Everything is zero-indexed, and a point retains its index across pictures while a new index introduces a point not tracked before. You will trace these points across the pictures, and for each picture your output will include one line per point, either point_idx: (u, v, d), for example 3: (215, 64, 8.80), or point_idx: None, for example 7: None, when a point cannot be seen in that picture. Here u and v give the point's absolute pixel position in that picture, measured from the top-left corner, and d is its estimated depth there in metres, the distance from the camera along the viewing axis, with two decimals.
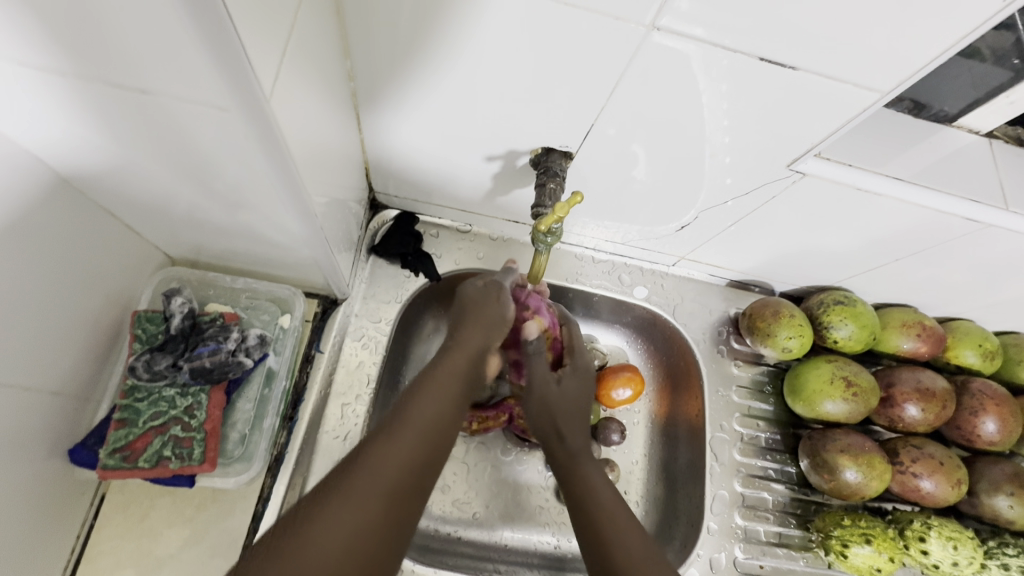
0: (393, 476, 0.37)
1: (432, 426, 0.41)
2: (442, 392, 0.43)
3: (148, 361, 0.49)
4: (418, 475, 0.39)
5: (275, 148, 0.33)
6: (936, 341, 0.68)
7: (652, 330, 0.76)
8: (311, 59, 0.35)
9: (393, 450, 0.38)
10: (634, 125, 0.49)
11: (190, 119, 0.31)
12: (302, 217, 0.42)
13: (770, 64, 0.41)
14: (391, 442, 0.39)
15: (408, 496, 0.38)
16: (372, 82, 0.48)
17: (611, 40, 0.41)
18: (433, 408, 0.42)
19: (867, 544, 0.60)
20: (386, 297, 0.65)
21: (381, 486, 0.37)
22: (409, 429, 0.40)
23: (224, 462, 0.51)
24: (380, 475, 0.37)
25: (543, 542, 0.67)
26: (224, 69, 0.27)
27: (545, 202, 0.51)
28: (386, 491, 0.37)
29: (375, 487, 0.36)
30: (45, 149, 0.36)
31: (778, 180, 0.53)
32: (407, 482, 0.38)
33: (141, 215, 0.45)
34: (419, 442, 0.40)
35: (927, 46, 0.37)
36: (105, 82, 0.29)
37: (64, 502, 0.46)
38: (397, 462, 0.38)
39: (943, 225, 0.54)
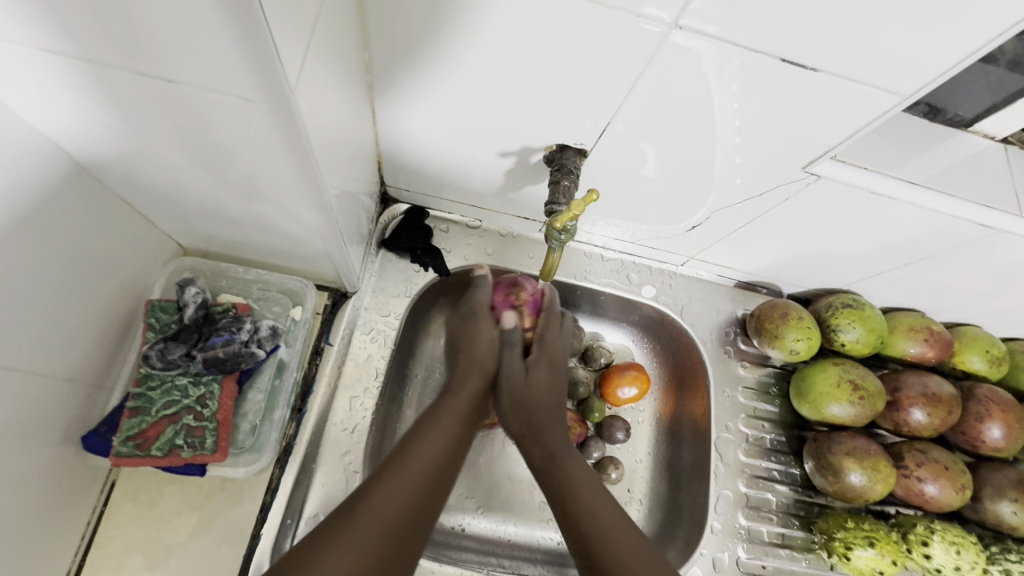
0: (388, 516, 0.43)
1: (434, 464, 0.47)
2: (446, 423, 0.51)
3: (162, 350, 0.49)
4: (419, 512, 0.44)
5: (296, 140, 0.33)
6: (943, 347, 0.68)
7: (659, 329, 0.76)
8: (333, 52, 0.35)
9: (388, 493, 0.44)
10: (647, 123, 0.49)
11: (214, 109, 0.31)
12: (319, 210, 0.42)
13: (790, 65, 0.40)
14: (384, 487, 0.44)
15: (415, 528, 0.44)
16: (388, 75, 0.48)
17: (631, 36, 0.40)
18: (432, 444, 0.48)
19: (870, 546, 0.61)
20: (395, 291, 0.65)
21: (377, 529, 0.42)
22: (405, 472, 0.45)
23: (234, 452, 0.51)
24: (377, 517, 0.42)
25: (547, 539, 0.67)
26: (251, 59, 0.27)
27: (560, 199, 0.51)
28: (382, 531, 0.42)
29: (372, 525, 0.42)
30: (62, 134, 0.36)
31: (791, 182, 0.53)
32: (405, 520, 0.43)
33: (157, 204, 0.46)
34: (419, 481, 0.45)
35: (950, 48, 0.37)
36: (127, 69, 0.29)
37: (75, 488, 0.46)
38: (392, 505, 0.43)
39: (954, 230, 0.54)
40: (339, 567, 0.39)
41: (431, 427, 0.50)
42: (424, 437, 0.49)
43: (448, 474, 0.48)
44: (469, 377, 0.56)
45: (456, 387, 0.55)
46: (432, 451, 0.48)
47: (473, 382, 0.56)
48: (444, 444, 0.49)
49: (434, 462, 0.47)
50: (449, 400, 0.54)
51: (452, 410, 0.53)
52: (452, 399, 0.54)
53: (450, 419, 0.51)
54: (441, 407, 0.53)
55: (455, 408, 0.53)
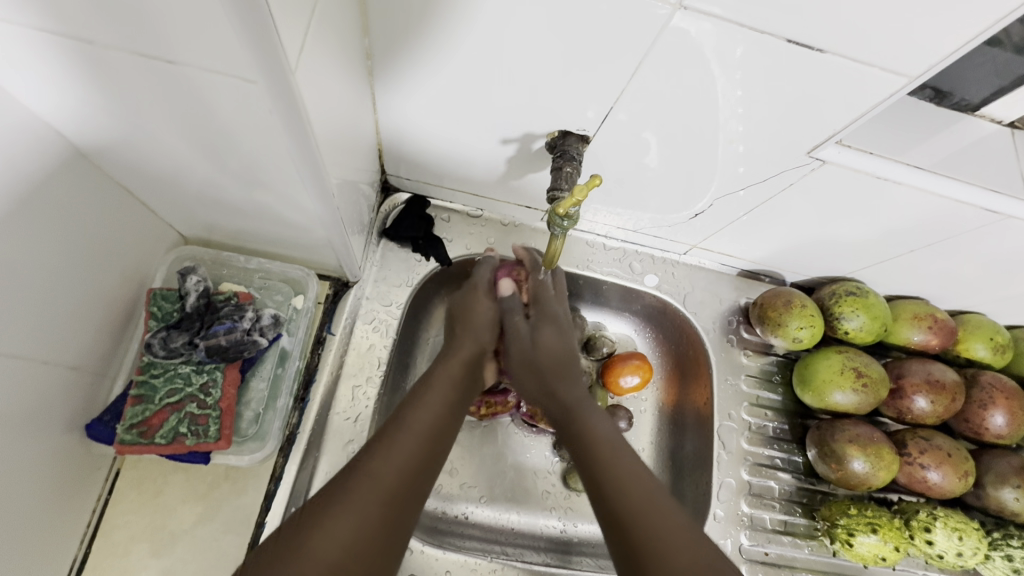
0: (387, 479, 0.41)
1: (430, 429, 0.46)
2: (440, 389, 0.49)
3: (164, 339, 0.49)
4: (417, 479, 0.43)
5: (296, 124, 0.32)
6: (947, 334, 0.68)
7: (662, 318, 0.76)
8: (333, 34, 0.35)
9: (389, 455, 0.42)
10: (650, 109, 0.49)
11: (215, 93, 0.31)
12: (320, 197, 0.42)
13: (796, 47, 0.40)
14: (383, 449, 0.43)
15: (417, 490, 0.43)
16: (388, 60, 0.48)
17: (634, 18, 0.40)
18: (430, 408, 0.47)
19: (873, 533, 0.61)
20: (397, 281, 0.64)
21: (376, 494, 0.40)
22: (401, 437, 0.44)
23: (238, 440, 0.51)
24: (371, 478, 0.41)
25: (549, 527, 0.68)
26: (249, 39, 0.26)
27: (562, 185, 0.51)
28: (381, 496, 0.40)
29: (367, 493, 0.40)
30: (61, 119, 0.36)
31: (796, 168, 0.53)
32: (406, 485, 0.42)
33: (156, 191, 0.45)
34: (417, 446, 0.44)
35: (959, 28, 0.36)
36: (125, 50, 0.29)
37: (80, 476, 0.46)
38: (389, 469, 0.42)
39: (960, 216, 0.54)
40: (338, 529, 0.38)
41: (427, 393, 0.49)
42: (421, 402, 0.47)
43: (444, 440, 0.47)
44: (464, 345, 0.54)
45: (452, 353, 0.54)
46: (431, 414, 0.47)
47: (467, 350, 0.54)
48: (442, 410, 0.48)
49: (429, 428, 0.46)
50: (444, 365, 0.52)
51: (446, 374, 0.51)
52: (446, 365, 0.52)
53: (446, 385, 0.50)
54: (434, 374, 0.51)
55: (451, 373, 0.51)
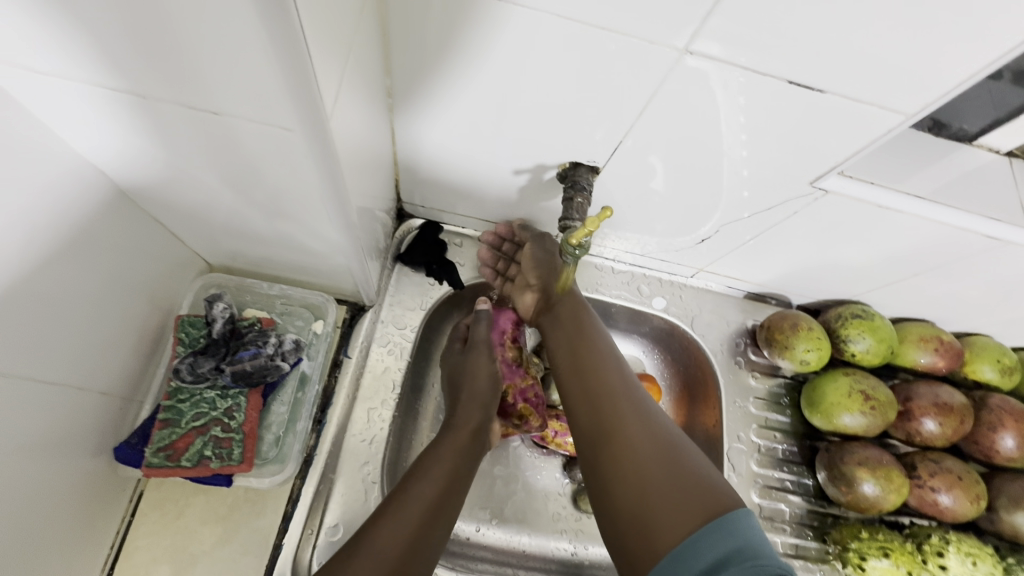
0: (391, 552, 0.44)
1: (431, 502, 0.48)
2: (443, 463, 0.52)
3: (191, 364, 0.50)
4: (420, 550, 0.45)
5: (328, 165, 0.34)
6: (954, 356, 0.68)
7: (670, 340, 0.77)
8: (361, 80, 0.37)
9: (388, 533, 0.44)
10: (660, 141, 0.51)
11: (255, 139, 0.33)
12: (343, 228, 0.44)
13: (797, 87, 0.42)
14: (383, 526, 0.45)
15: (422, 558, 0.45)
16: (407, 96, 0.50)
17: (643, 60, 0.42)
18: (431, 480, 0.50)
19: (885, 557, 0.61)
20: (411, 304, 0.66)
21: (382, 561, 0.43)
22: (404, 508, 0.47)
23: (259, 463, 0.52)
24: (380, 547, 0.43)
25: (560, 549, 0.68)
26: (291, 91, 0.28)
27: (573, 216, 0.53)
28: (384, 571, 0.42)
29: (376, 556, 0.43)
30: (106, 161, 0.38)
31: (800, 197, 0.54)
32: (409, 557, 0.44)
33: (187, 224, 0.48)
34: (418, 521, 0.46)
35: (956, 69, 0.38)
36: (172, 102, 0.31)
37: (106, 498, 0.48)
38: (391, 540, 0.44)
39: (963, 242, 0.55)
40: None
41: (429, 465, 0.52)
42: (422, 475, 0.50)
43: (449, 510, 0.50)
44: (464, 412, 0.58)
45: (457, 421, 0.57)
46: (431, 487, 0.49)
47: (475, 418, 0.58)
48: (442, 483, 0.50)
49: (435, 499, 0.49)
50: (450, 435, 0.56)
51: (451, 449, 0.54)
52: (454, 434, 0.56)
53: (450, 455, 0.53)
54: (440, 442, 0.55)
55: (455, 447, 0.54)
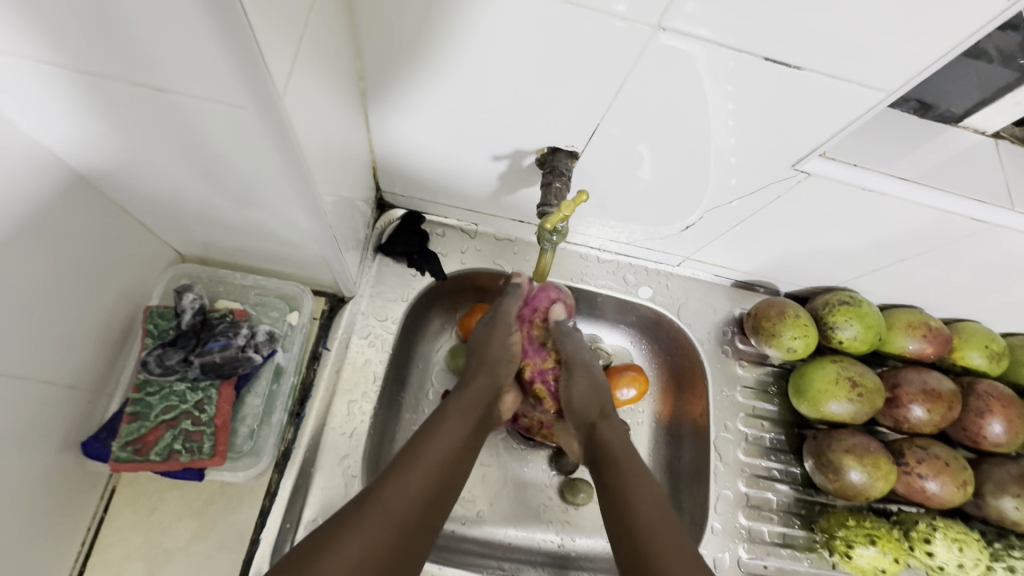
0: (399, 510, 0.41)
1: (444, 460, 0.47)
2: (455, 422, 0.51)
3: (160, 356, 0.50)
4: (431, 506, 0.44)
5: (286, 146, 0.33)
6: (942, 342, 0.68)
7: (657, 330, 0.77)
8: (324, 60, 0.36)
9: (401, 485, 0.43)
10: (640, 123, 0.50)
11: (210, 119, 0.32)
12: (313, 215, 0.43)
13: (774, 65, 0.41)
14: (397, 477, 0.43)
15: (431, 518, 0.43)
16: (380, 81, 0.49)
17: (617, 39, 0.41)
18: (443, 440, 0.49)
19: (871, 544, 0.60)
20: (392, 295, 0.65)
21: (390, 518, 0.40)
22: (418, 466, 0.45)
23: (233, 456, 0.51)
24: (386, 511, 0.41)
25: (547, 541, 0.67)
26: (238, 64, 0.27)
27: (551, 201, 0.52)
28: (393, 522, 0.40)
29: (383, 519, 0.40)
30: (61, 146, 0.37)
31: (782, 180, 0.54)
32: (417, 514, 0.42)
33: (154, 213, 0.46)
34: (430, 478, 0.45)
35: (935, 43, 0.37)
36: (120, 80, 0.30)
37: (76, 493, 0.47)
38: (402, 497, 0.42)
39: (949, 224, 0.54)
40: (349, 548, 0.38)
41: (441, 423, 0.51)
42: (436, 434, 0.49)
43: (459, 470, 0.48)
44: (478, 375, 0.58)
45: (472, 386, 0.56)
46: (443, 449, 0.48)
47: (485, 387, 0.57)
48: (453, 447, 0.49)
49: (448, 453, 0.48)
50: (458, 396, 0.55)
51: (460, 410, 0.53)
52: (460, 397, 0.55)
53: (462, 415, 0.52)
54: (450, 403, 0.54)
55: (463, 408, 0.53)
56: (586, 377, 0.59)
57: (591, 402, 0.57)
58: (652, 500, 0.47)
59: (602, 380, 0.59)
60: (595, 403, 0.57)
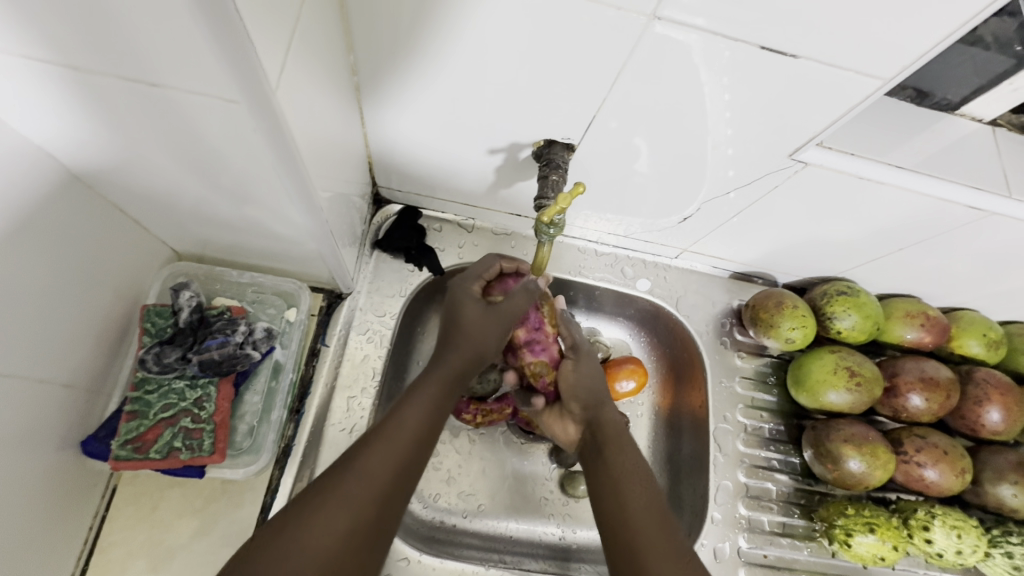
0: (375, 483, 0.40)
1: (424, 429, 0.45)
2: (429, 393, 0.47)
3: (157, 354, 0.50)
4: (406, 484, 0.42)
5: (280, 140, 0.33)
6: (940, 331, 0.68)
7: (656, 322, 0.77)
8: (316, 54, 0.36)
9: (377, 455, 0.41)
10: (635, 115, 0.49)
11: (202, 114, 0.32)
12: (309, 211, 0.43)
13: (770, 53, 0.41)
14: (376, 447, 0.42)
15: (407, 485, 0.42)
16: (374, 75, 0.49)
17: (611, 29, 0.41)
18: (420, 409, 0.46)
19: (871, 533, 0.61)
20: (390, 291, 0.65)
21: (355, 500, 0.39)
22: (394, 435, 0.43)
23: (233, 453, 0.51)
24: (366, 480, 0.40)
25: (548, 534, 0.68)
26: (231, 57, 0.27)
27: (548, 194, 0.51)
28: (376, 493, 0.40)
29: (366, 487, 0.40)
30: (54, 144, 0.37)
31: (779, 171, 0.53)
32: (396, 481, 0.41)
33: (149, 210, 0.46)
34: (404, 450, 0.43)
35: (930, 31, 0.37)
36: (112, 75, 0.30)
37: (76, 492, 0.47)
38: (378, 469, 0.41)
39: (947, 213, 0.54)
40: (332, 519, 0.38)
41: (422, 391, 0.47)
42: (418, 400, 0.46)
43: (431, 443, 0.45)
44: (461, 346, 0.52)
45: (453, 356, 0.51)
46: (419, 418, 0.45)
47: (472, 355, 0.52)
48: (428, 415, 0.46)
49: (425, 423, 0.45)
50: (442, 365, 0.50)
51: (437, 386, 0.48)
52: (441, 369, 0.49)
53: (440, 389, 0.48)
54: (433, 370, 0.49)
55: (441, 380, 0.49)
56: (589, 366, 0.58)
57: (594, 388, 0.56)
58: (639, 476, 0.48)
59: (595, 371, 0.57)
60: (597, 388, 0.56)
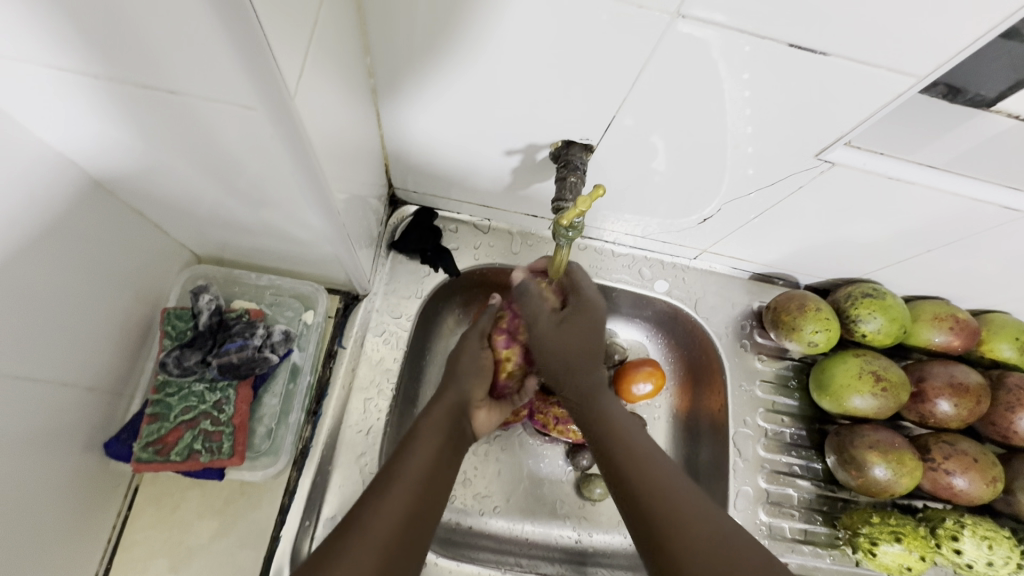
0: (384, 534, 0.41)
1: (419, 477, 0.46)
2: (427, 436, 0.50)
3: (178, 357, 0.50)
4: (413, 525, 0.43)
5: (296, 145, 0.33)
6: (971, 334, 0.65)
7: (673, 324, 0.75)
8: (333, 58, 0.35)
9: (383, 506, 0.42)
10: (655, 115, 0.48)
11: (218, 119, 0.32)
12: (326, 215, 0.43)
13: (798, 50, 0.39)
14: (379, 502, 0.43)
15: (415, 535, 0.43)
16: (390, 77, 0.48)
17: (632, 28, 0.40)
18: (418, 457, 0.47)
19: (897, 542, 0.59)
20: (406, 292, 0.65)
21: (374, 543, 0.40)
22: (399, 485, 0.44)
23: (251, 456, 0.52)
24: (372, 533, 0.41)
25: (564, 537, 0.67)
26: (248, 64, 0.27)
27: (567, 196, 0.51)
28: (378, 544, 0.40)
29: (368, 544, 0.40)
30: (76, 151, 0.37)
31: (805, 170, 0.52)
32: (401, 533, 0.42)
33: (170, 215, 0.46)
34: (409, 498, 0.44)
35: (967, 27, 0.36)
36: (131, 83, 0.30)
37: (99, 494, 0.47)
38: (387, 521, 0.42)
39: (978, 214, 0.52)
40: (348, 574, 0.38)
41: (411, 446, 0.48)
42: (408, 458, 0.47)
43: (434, 491, 0.47)
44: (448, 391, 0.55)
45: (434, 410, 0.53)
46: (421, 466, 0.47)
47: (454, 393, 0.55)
48: (428, 461, 0.48)
49: (422, 471, 0.46)
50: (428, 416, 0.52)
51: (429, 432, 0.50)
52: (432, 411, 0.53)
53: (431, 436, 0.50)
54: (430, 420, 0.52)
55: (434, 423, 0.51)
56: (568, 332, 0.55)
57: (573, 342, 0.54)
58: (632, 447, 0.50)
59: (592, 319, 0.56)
60: (580, 343, 0.54)
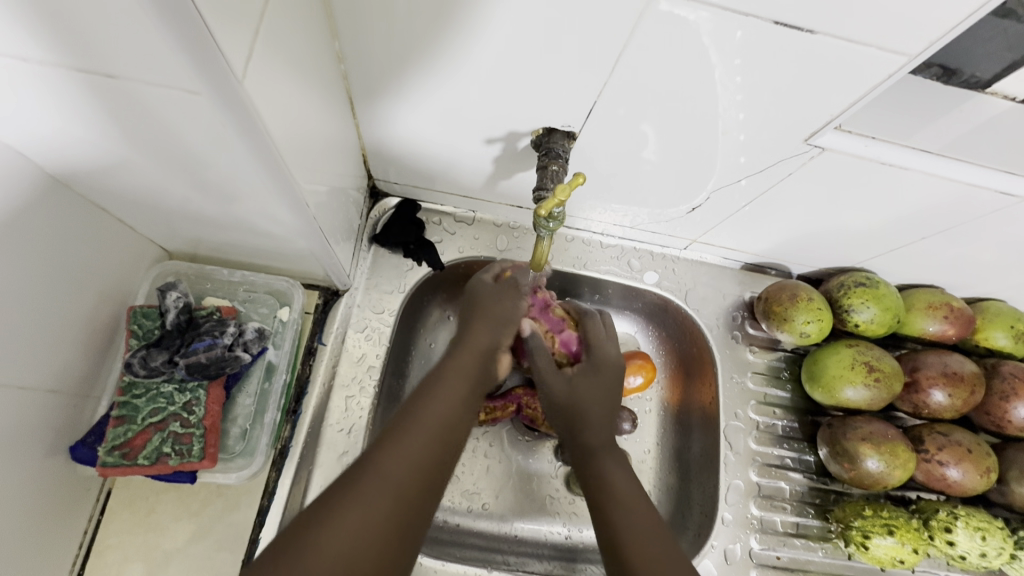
0: (400, 480, 0.39)
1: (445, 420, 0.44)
2: (452, 381, 0.46)
3: (144, 358, 0.48)
4: (429, 481, 0.41)
5: (252, 131, 0.31)
6: (965, 323, 0.64)
7: (664, 315, 0.74)
8: (291, 40, 0.33)
9: (399, 451, 0.40)
10: (640, 101, 0.47)
11: (167, 106, 0.30)
12: (295, 209, 0.41)
13: (785, 29, 0.38)
14: (391, 445, 0.41)
15: (428, 491, 0.41)
16: (363, 64, 0.46)
17: (612, 8, 0.38)
18: (443, 402, 0.45)
19: (890, 535, 0.58)
20: (388, 287, 0.63)
21: (386, 491, 0.38)
22: (417, 429, 0.42)
23: (225, 457, 0.51)
24: (383, 478, 0.39)
25: (553, 533, 0.66)
26: (189, 44, 0.25)
27: (547, 185, 0.49)
28: (393, 494, 0.38)
29: (380, 492, 0.38)
30: (27, 147, 0.35)
31: (795, 157, 0.50)
32: (416, 485, 0.40)
33: (134, 210, 0.45)
34: (429, 445, 0.42)
35: (961, 4, 0.34)
36: (72, 69, 0.28)
37: (66, 499, 0.46)
38: (401, 466, 0.39)
39: (974, 199, 0.51)
40: (348, 520, 0.36)
41: (439, 385, 0.46)
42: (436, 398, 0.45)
43: (454, 440, 0.44)
44: (477, 336, 0.50)
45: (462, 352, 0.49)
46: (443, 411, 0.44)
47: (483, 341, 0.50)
48: (450, 410, 0.45)
49: (442, 419, 0.44)
50: (457, 354, 0.49)
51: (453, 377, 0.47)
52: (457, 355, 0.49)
53: (460, 376, 0.47)
54: (459, 356, 0.49)
55: (461, 368, 0.48)
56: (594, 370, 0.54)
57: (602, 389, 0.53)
58: (643, 514, 0.45)
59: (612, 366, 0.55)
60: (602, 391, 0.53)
